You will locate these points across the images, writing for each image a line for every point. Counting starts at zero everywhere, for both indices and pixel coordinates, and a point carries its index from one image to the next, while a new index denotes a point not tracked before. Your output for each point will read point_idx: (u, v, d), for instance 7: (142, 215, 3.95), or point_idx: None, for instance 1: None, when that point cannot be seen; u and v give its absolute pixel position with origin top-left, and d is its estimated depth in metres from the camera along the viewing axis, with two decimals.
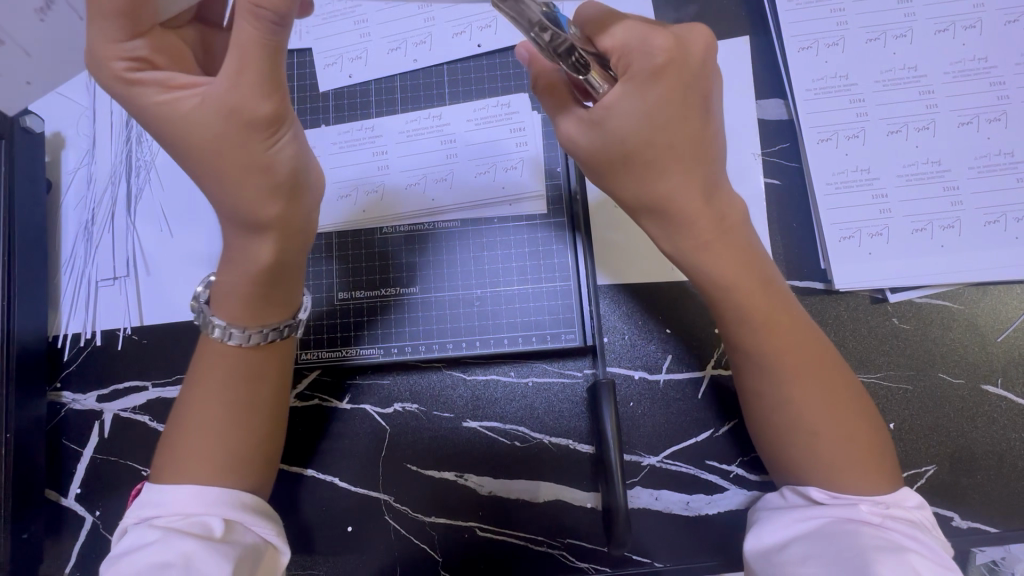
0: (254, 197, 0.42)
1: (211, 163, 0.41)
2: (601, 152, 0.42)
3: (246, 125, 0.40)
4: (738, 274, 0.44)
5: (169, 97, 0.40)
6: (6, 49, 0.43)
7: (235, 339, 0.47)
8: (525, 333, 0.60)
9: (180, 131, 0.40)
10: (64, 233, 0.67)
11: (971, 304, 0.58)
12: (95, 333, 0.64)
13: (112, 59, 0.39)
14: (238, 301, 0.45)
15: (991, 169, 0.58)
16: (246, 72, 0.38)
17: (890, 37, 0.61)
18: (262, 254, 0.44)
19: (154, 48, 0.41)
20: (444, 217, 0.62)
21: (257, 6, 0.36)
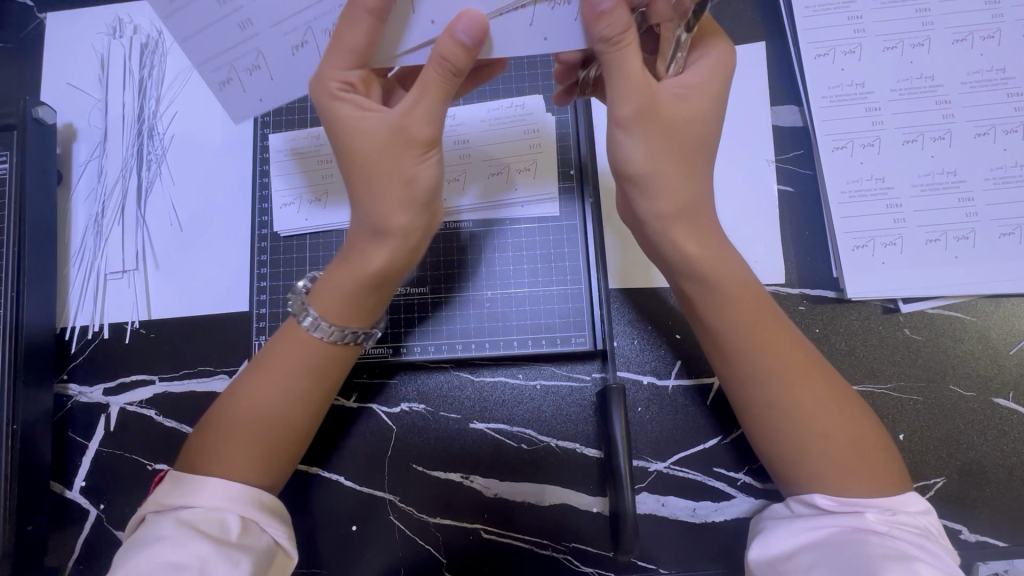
0: (415, 221, 0.45)
1: (367, 180, 0.44)
2: (642, 113, 0.43)
3: (405, 145, 0.43)
4: (721, 279, 0.46)
5: (359, 117, 0.44)
6: (256, 70, 0.46)
7: (319, 331, 0.47)
8: (535, 335, 0.59)
9: (350, 146, 0.44)
10: (74, 225, 0.67)
11: (984, 315, 0.58)
12: (103, 326, 0.64)
13: (330, 78, 0.43)
14: (346, 302, 0.46)
15: (1006, 181, 0.58)
16: (421, 103, 0.42)
17: (907, 46, 0.61)
18: (375, 260, 0.45)
19: (365, 78, 0.44)
20: (455, 217, 0.62)
21: (446, 59, 0.41)
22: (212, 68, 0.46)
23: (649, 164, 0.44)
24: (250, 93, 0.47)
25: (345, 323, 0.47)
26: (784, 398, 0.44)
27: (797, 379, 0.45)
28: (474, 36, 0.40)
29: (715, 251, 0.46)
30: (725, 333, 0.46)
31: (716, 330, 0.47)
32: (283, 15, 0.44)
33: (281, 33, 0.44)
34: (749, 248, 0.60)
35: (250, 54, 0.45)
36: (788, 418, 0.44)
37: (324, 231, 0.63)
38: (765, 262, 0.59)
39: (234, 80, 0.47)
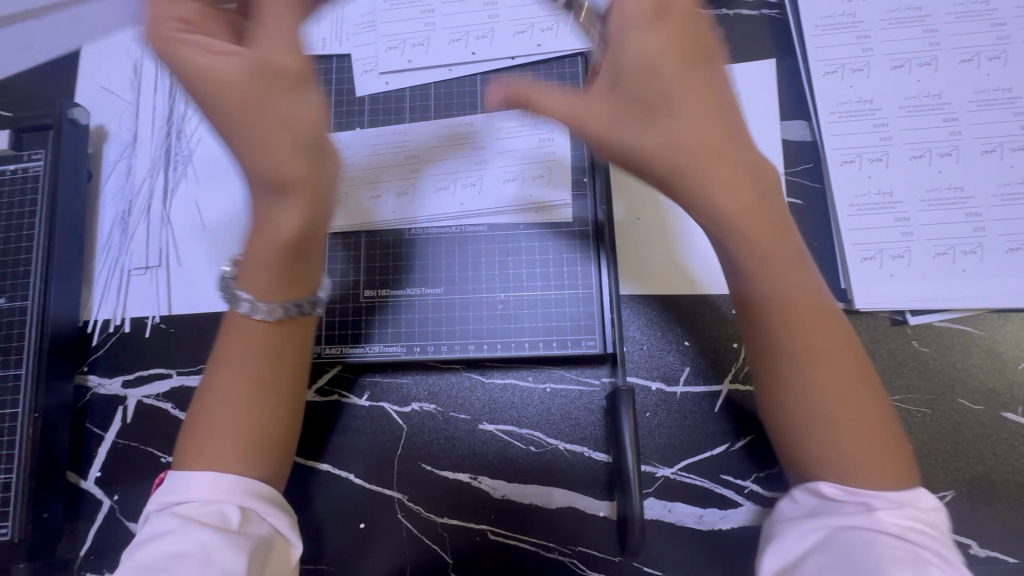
0: (295, 167, 0.46)
1: (239, 120, 0.45)
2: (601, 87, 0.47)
3: (271, 77, 0.45)
4: (743, 211, 0.43)
5: (206, 59, 0.45)
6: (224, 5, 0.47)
7: (260, 308, 0.47)
8: (546, 337, 0.60)
9: (207, 88, 0.45)
10: (101, 222, 0.69)
11: (992, 330, 0.58)
12: (124, 320, 0.66)
13: (167, 23, 0.46)
14: (264, 272, 0.47)
15: (1014, 197, 0.59)
16: (269, 40, 0.46)
17: (915, 65, 0.62)
18: (285, 220, 0.46)
19: (203, 21, 0.47)
20: (471, 220, 0.63)
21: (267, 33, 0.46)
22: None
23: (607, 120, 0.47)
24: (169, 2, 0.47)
25: (284, 299, 0.48)
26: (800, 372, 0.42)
27: (816, 339, 0.42)
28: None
29: (751, 207, 0.43)
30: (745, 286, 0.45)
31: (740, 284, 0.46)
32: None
33: None
34: None
35: None
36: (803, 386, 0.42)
37: (342, 232, 0.64)
38: None
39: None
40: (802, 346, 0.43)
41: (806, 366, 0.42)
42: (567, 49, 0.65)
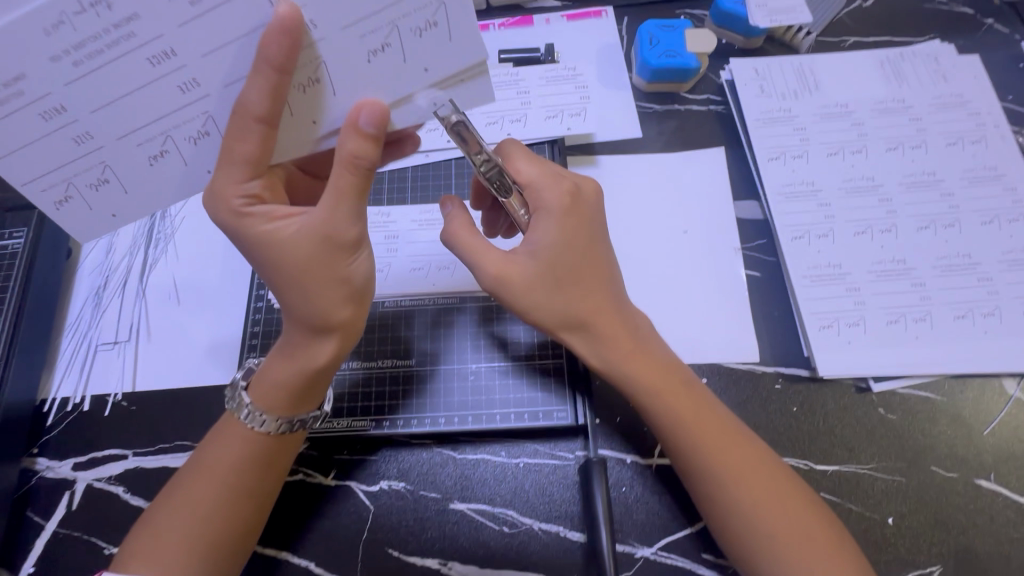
0: (337, 307, 0.49)
1: (300, 281, 0.47)
2: (541, 270, 0.52)
3: (337, 248, 0.47)
4: (649, 375, 0.53)
5: (274, 227, 0.47)
6: (104, 186, 0.45)
7: (266, 426, 0.50)
8: (518, 409, 0.59)
9: (272, 255, 0.48)
10: (74, 298, 0.69)
11: (953, 395, 0.60)
12: (84, 398, 0.64)
13: (231, 196, 0.46)
14: (280, 394, 0.50)
15: (953, 269, 0.63)
16: (339, 208, 0.46)
17: (848, 152, 0.69)
18: (322, 356, 0.50)
19: (268, 185, 0.48)
20: (443, 294, 0.64)
21: (356, 157, 0.44)
22: (46, 186, 0.44)
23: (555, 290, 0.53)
24: (101, 208, 0.46)
25: (306, 409, 0.52)
26: (739, 498, 0.49)
27: (739, 457, 0.50)
28: (377, 125, 0.43)
29: (640, 349, 0.54)
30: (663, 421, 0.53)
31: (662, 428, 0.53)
32: (130, 127, 0.42)
33: (134, 144, 0.43)
34: (722, 327, 0.63)
35: (95, 168, 0.44)
36: (743, 509, 0.49)
37: None
38: (739, 342, 0.62)
39: (75, 197, 0.45)
40: (731, 476, 0.50)
41: (741, 484, 0.49)
42: (536, 137, 0.71)
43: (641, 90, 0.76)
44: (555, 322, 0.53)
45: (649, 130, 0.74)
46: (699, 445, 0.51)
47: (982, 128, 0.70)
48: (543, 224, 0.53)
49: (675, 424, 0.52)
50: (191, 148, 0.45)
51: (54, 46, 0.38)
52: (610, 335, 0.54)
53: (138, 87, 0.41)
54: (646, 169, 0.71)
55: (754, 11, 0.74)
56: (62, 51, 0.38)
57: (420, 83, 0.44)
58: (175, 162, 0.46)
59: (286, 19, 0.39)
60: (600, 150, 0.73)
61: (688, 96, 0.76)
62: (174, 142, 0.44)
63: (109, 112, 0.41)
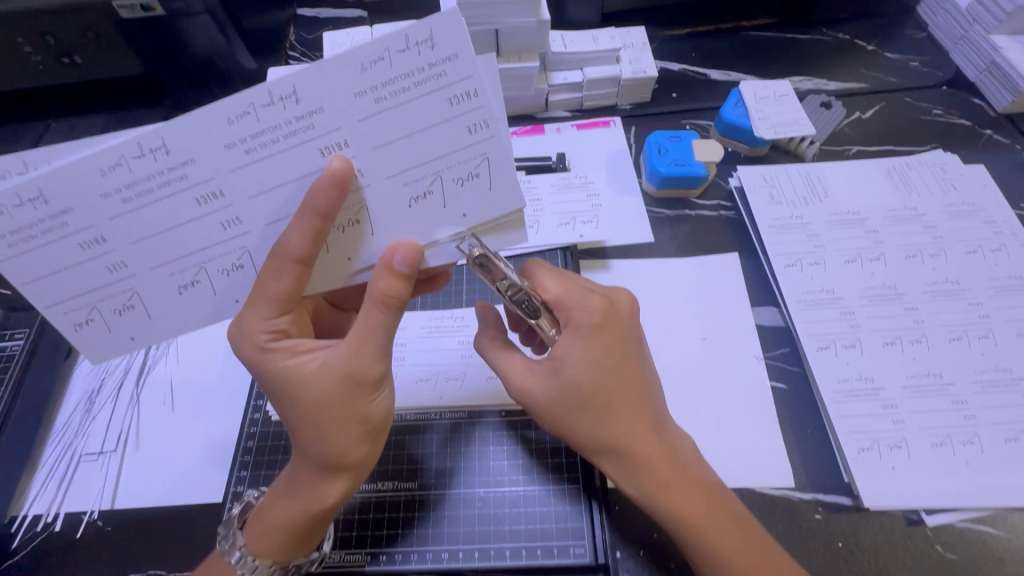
0: (352, 442, 0.46)
1: (316, 419, 0.45)
2: (558, 397, 0.50)
3: (357, 387, 0.45)
4: (691, 513, 0.48)
5: (295, 362, 0.45)
6: (127, 312, 0.44)
7: (259, 573, 0.45)
8: (530, 542, 0.53)
9: (289, 392, 0.45)
10: (64, 403, 0.66)
11: (1018, 532, 0.53)
12: (57, 517, 0.59)
13: (257, 331, 0.45)
14: (278, 535, 0.45)
15: (994, 384, 0.59)
16: (364, 348, 0.45)
17: (866, 260, 0.68)
18: (330, 496, 0.46)
19: (294, 320, 0.46)
20: (450, 406, 0.60)
21: (387, 295, 0.43)
22: (67, 310, 0.43)
23: (583, 414, 0.49)
24: (120, 333, 0.45)
25: (306, 552, 0.47)
26: None
27: None
28: (410, 267, 0.43)
29: (681, 481, 0.49)
30: (707, 571, 0.47)
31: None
32: (165, 258, 0.42)
33: (165, 274, 0.43)
34: (751, 446, 0.58)
35: (123, 295, 0.43)
36: None
37: None
38: (771, 464, 0.57)
39: (96, 321, 0.44)
40: None
41: None
42: (548, 243, 0.71)
43: (651, 196, 0.77)
44: (585, 446, 0.50)
45: (661, 235, 0.74)
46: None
47: (1000, 236, 0.69)
48: (572, 344, 0.50)
49: (719, 573, 0.46)
50: (223, 280, 0.44)
51: (107, 183, 0.39)
52: (646, 464, 0.49)
53: (181, 223, 0.41)
54: (660, 274, 0.70)
55: (758, 124, 0.77)
56: (114, 189, 0.39)
57: (458, 226, 0.44)
58: (205, 291, 0.44)
59: (336, 172, 0.39)
60: (612, 254, 0.72)
61: (698, 201, 0.77)
62: (207, 273, 0.43)
63: (147, 244, 0.41)
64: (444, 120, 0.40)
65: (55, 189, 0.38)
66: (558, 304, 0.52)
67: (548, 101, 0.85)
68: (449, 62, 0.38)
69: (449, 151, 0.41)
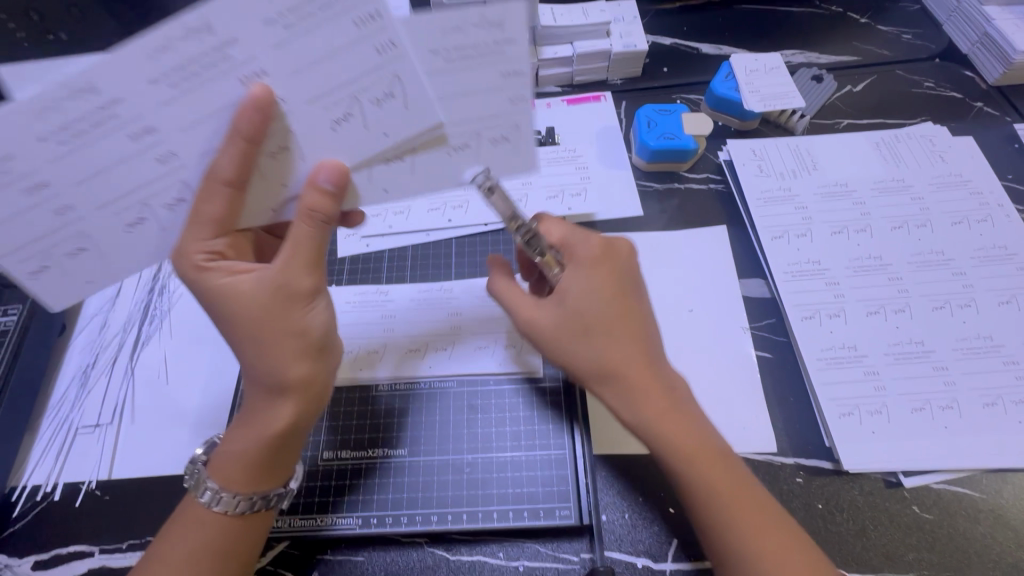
0: (299, 359, 0.47)
1: (256, 334, 0.46)
2: (558, 328, 0.52)
3: (290, 299, 0.46)
4: (680, 438, 0.49)
5: (233, 279, 0.46)
6: (127, 244, 0.45)
7: (223, 504, 0.46)
8: (517, 506, 0.54)
9: (229, 312, 0.46)
10: (60, 377, 0.67)
11: (993, 493, 0.55)
12: (56, 486, 0.60)
13: (193, 252, 0.46)
14: (239, 462, 0.46)
15: (975, 351, 0.60)
16: (294, 260, 0.46)
17: (852, 231, 0.68)
18: (279, 419, 0.47)
19: (230, 244, 0.48)
20: (440, 376, 0.61)
21: (313, 210, 0.45)
22: (63, 257, 0.45)
23: (582, 340, 0.51)
24: (119, 268, 0.47)
25: (268, 486, 0.48)
26: None
27: (777, 542, 0.45)
28: (336, 183, 0.45)
29: (675, 407, 0.50)
30: (693, 492, 0.48)
31: (692, 501, 0.48)
32: (157, 191, 0.43)
33: (160, 207, 0.44)
34: (735, 412, 0.59)
35: (122, 230, 0.45)
36: None
37: None
38: (755, 430, 0.58)
39: (93, 253, 0.45)
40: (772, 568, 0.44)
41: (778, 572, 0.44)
42: None
43: (641, 170, 0.77)
44: (584, 371, 0.51)
45: (650, 208, 0.74)
46: (731, 521, 0.46)
47: (986, 208, 0.69)
48: (574, 281, 0.52)
49: (706, 493, 0.47)
50: None
51: (98, 128, 0.39)
52: (641, 390, 0.50)
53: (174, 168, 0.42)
54: (647, 247, 0.71)
55: (747, 97, 0.77)
56: (106, 129, 0.40)
57: (476, 177, 0.49)
58: (194, 223, 0.46)
59: (260, 98, 0.40)
60: (602, 228, 0.73)
61: (688, 175, 0.77)
62: (195, 205, 0.45)
63: (126, 192, 0.43)
64: (486, 90, 0.45)
65: (52, 135, 0.39)
66: (564, 245, 0.54)
67: (538, 76, 0.84)
68: (510, 44, 0.43)
69: (482, 113, 0.46)
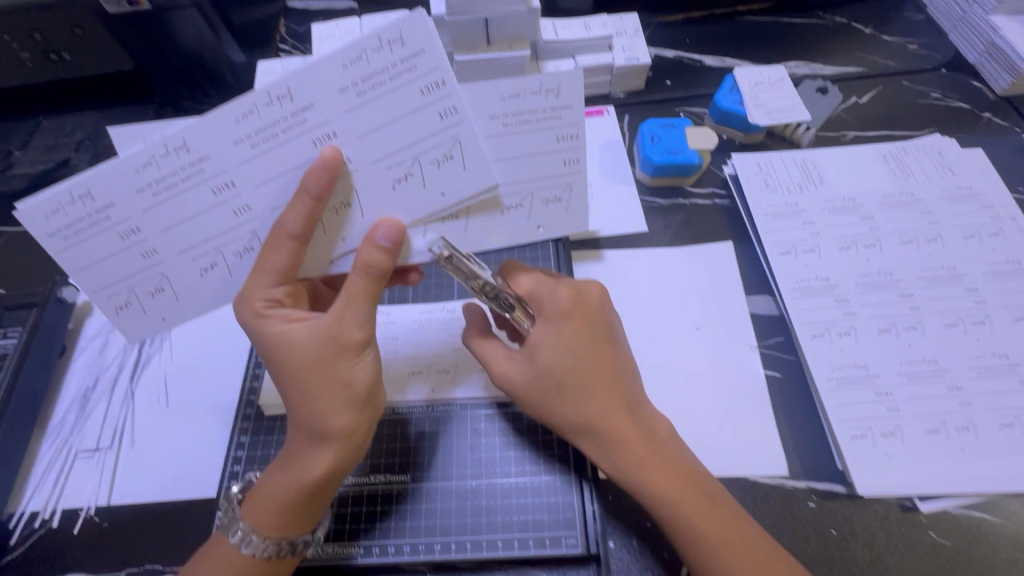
0: (337, 409, 0.45)
1: (303, 385, 0.45)
2: (534, 382, 0.51)
3: (341, 351, 0.45)
4: (667, 488, 0.48)
5: (287, 328, 0.45)
6: (159, 294, 0.46)
7: (252, 547, 0.45)
8: (523, 533, 0.53)
9: (280, 357, 0.45)
10: (60, 399, 0.66)
11: (1013, 518, 0.53)
12: (55, 513, 0.59)
13: (256, 298, 0.45)
14: (269, 510, 0.45)
15: (991, 370, 0.58)
16: (351, 312, 0.45)
17: (861, 246, 0.67)
18: (314, 465, 0.46)
19: (291, 291, 0.47)
20: (443, 398, 0.60)
21: (369, 267, 0.44)
22: (107, 296, 0.45)
23: (560, 393, 0.50)
24: (152, 314, 0.47)
25: (299, 532, 0.47)
26: None
27: None
28: (393, 241, 0.44)
29: (659, 455, 0.49)
30: (688, 542, 0.47)
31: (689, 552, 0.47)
32: (190, 242, 0.44)
33: (189, 259, 0.45)
34: (744, 434, 0.58)
35: (153, 279, 0.45)
36: None
37: None
38: (765, 452, 0.57)
39: (132, 304, 0.46)
40: None
41: None
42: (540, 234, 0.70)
43: (644, 185, 0.77)
44: (564, 426, 0.51)
45: (654, 223, 0.74)
46: (733, 574, 0.45)
47: (997, 221, 0.68)
48: (545, 331, 0.52)
49: (698, 542, 0.46)
50: (239, 264, 0.46)
51: (138, 179, 0.41)
52: (623, 443, 0.49)
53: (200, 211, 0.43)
54: (652, 264, 0.70)
55: (753, 110, 0.76)
56: (144, 183, 0.41)
57: (529, 236, 0.51)
58: (224, 275, 0.46)
59: (328, 159, 0.41)
60: (606, 244, 0.72)
61: (692, 189, 0.76)
62: (225, 257, 0.45)
63: (176, 231, 0.43)
64: (547, 151, 0.47)
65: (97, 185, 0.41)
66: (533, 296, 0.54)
67: None
68: (566, 108, 0.46)
69: (543, 174, 0.48)
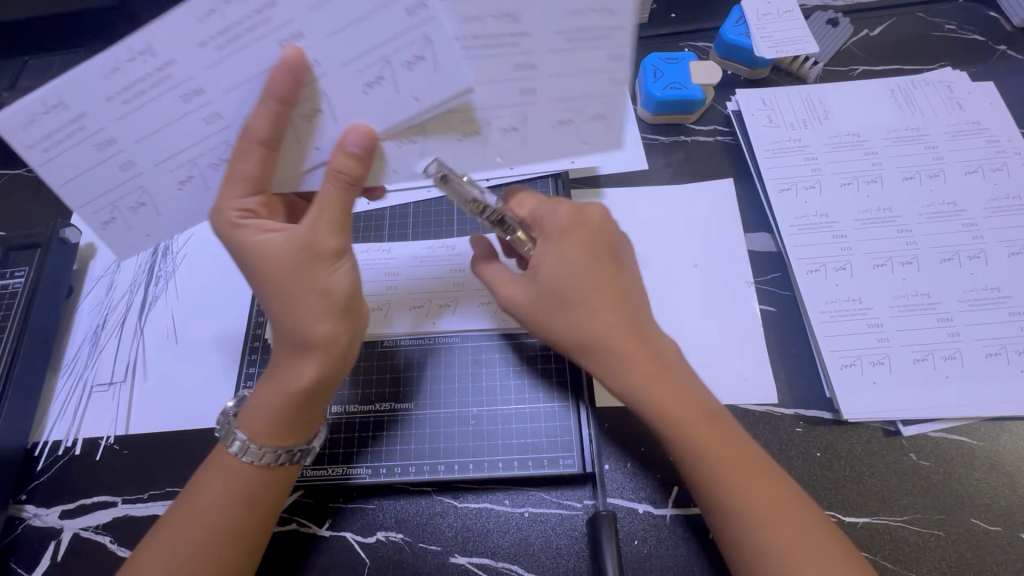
0: (317, 318, 0.46)
1: (282, 293, 0.47)
2: (536, 297, 0.53)
3: (316, 258, 0.46)
4: (666, 399, 0.50)
5: (263, 237, 0.47)
6: (141, 209, 0.47)
7: (250, 455, 0.47)
8: (522, 455, 0.56)
9: (258, 265, 0.47)
10: (72, 337, 0.68)
11: (990, 441, 0.56)
12: (76, 442, 0.62)
13: (229, 209, 0.46)
14: (263, 420, 0.47)
15: (982, 303, 0.59)
16: (322, 220, 0.46)
17: (862, 182, 0.67)
18: (304, 374, 0.47)
19: (264, 202, 0.48)
20: (444, 331, 0.62)
21: (340, 172, 0.45)
22: (90, 210, 0.46)
23: (562, 308, 0.52)
24: (137, 230, 0.49)
25: (294, 442, 0.49)
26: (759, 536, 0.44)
27: (768, 494, 0.46)
28: (363, 146, 0.45)
29: (659, 369, 0.51)
30: (681, 448, 0.49)
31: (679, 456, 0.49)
32: (166, 155, 0.45)
33: (166, 170, 0.45)
34: (737, 365, 0.60)
35: (132, 193, 0.46)
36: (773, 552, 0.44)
37: None
38: (757, 382, 0.59)
39: (116, 219, 0.48)
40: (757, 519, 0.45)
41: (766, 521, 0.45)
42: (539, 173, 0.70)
43: (646, 123, 0.75)
44: (566, 340, 0.52)
45: (655, 161, 0.73)
46: (720, 475, 0.47)
47: (1002, 156, 0.67)
48: (547, 249, 0.53)
49: (688, 448, 0.48)
50: (214, 174, 0.47)
51: (107, 86, 0.41)
52: (625, 355, 0.51)
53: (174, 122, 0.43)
54: (651, 202, 0.70)
55: (759, 43, 0.73)
56: (112, 91, 0.41)
57: (578, 153, 0.51)
58: (201, 186, 0.48)
59: (291, 60, 0.41)
60: (605, 182, 0.71)
61: (694, 127, 0.75)
62: (200, 168, 0.46)
63: (152, 140, 0.44)
64: (602, 70, 0.46)
65: (65, 94, 0.40)
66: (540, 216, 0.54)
67: None
68: (621, 29, 0.44)
69: (560, 101, 0.47)
